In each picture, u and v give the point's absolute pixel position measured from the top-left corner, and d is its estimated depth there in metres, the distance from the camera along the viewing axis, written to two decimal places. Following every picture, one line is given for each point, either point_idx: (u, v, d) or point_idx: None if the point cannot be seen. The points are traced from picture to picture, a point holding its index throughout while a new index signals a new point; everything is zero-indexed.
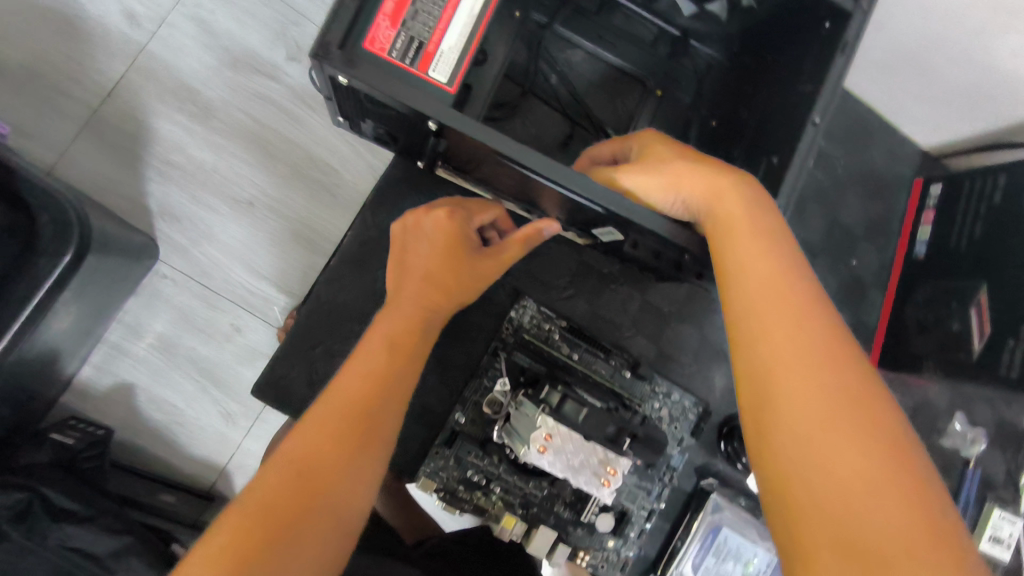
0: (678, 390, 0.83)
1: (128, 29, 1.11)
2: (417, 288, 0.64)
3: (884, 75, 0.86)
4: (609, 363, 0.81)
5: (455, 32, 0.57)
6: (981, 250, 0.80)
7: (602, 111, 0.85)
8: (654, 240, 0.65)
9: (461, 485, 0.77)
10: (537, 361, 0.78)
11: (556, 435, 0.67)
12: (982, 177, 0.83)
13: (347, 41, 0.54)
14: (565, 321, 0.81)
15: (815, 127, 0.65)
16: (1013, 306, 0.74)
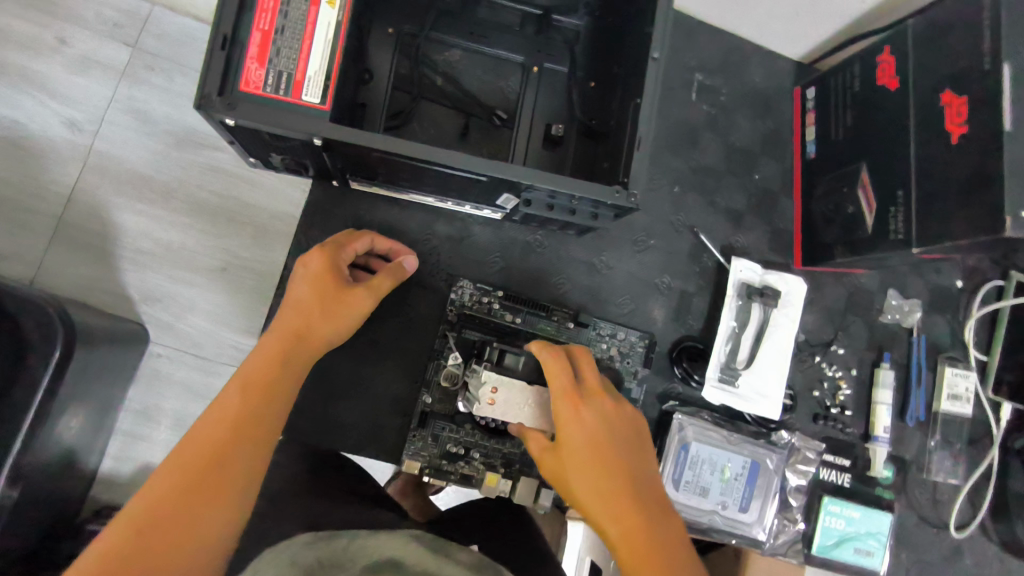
0: (623, 330, 0.87)
1: (71, 135, 1.07)
2: (287, 319, 0.69)
3: (734, 5, 0.93)
4: (552, 320, 0.85)
5: (316, 58, 0.64)
6: (856, 135, 0.87)
7: (490, 98, 0.92)
8: (542, 192, 0.72)
9: (443, 460, 0.82)
10: (484, 331, 0.84)
11: (501, 387, 0.73)
12: (843, 71, 0.90)
13: (225, 87, 0.62)
14: (502, 290, 0.86)
15: (655, 62, 0.74)
16: (891, 176, 0.81)
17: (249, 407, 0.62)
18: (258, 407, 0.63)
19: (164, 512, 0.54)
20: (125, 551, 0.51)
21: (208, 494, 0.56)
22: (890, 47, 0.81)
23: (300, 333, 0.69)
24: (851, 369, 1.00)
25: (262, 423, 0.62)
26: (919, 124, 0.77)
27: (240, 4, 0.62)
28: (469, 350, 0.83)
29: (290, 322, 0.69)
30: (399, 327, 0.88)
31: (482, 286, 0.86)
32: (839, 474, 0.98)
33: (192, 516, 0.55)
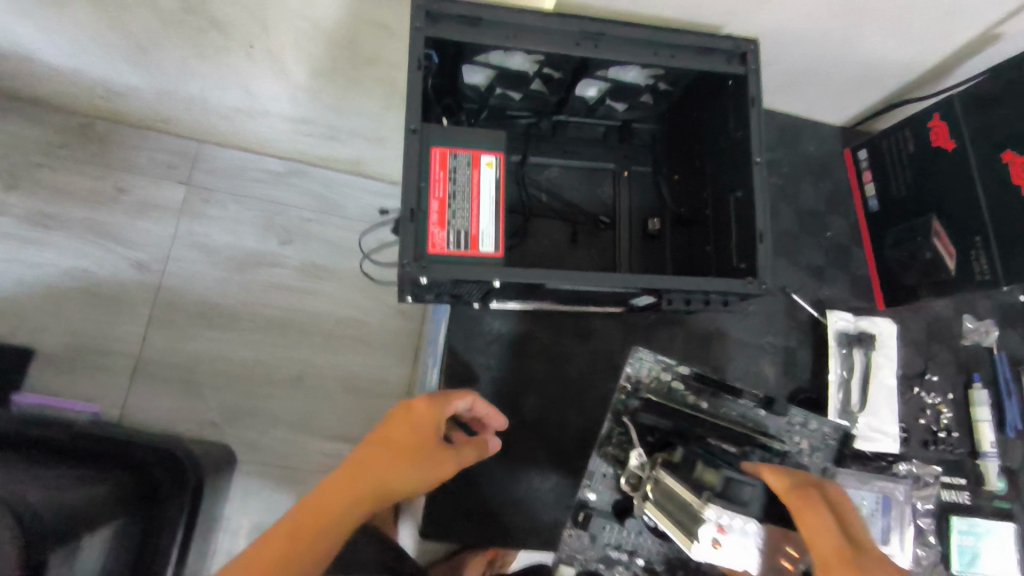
0: (815, 422, 0.97)
1: (139, 275, 1.50)
2: (374, 458, 0.72)
3: (784, 91, 1.07)
4: (741, 404, 0.95)
5: (484, 214, 0.75)
6: (919, 191, 0.99)
7: (589, 204, 1.03)
8: (681, 292, 0.82)
9: (599, 563, 0.92)
10: (663, 416, 0.92)
11: (728, 524, 0.66)
12: (894, 135, 1.03)
13: (416, 250, 0.72)
14: (684, 367, 0.95)
15: (759, 165, 0.85)
16: (965, 225, 0.92)
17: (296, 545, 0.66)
18: (302, 548, 0.66)
19: None
20: None
21: None
22: (940, 115, 0.94)
23: (382, 480, 0.71)
24: (948, 393, 1.09)
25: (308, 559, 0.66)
26: (984, 178, 0.89)
27: (419, 178, 0.73)
28: (650, 434, 0.90)
29: (373, 463, 0.72)
30: (546, 423, 0.97)
31: (664, 358, 0.95)
32: (959, 492, 1.06)
33: None
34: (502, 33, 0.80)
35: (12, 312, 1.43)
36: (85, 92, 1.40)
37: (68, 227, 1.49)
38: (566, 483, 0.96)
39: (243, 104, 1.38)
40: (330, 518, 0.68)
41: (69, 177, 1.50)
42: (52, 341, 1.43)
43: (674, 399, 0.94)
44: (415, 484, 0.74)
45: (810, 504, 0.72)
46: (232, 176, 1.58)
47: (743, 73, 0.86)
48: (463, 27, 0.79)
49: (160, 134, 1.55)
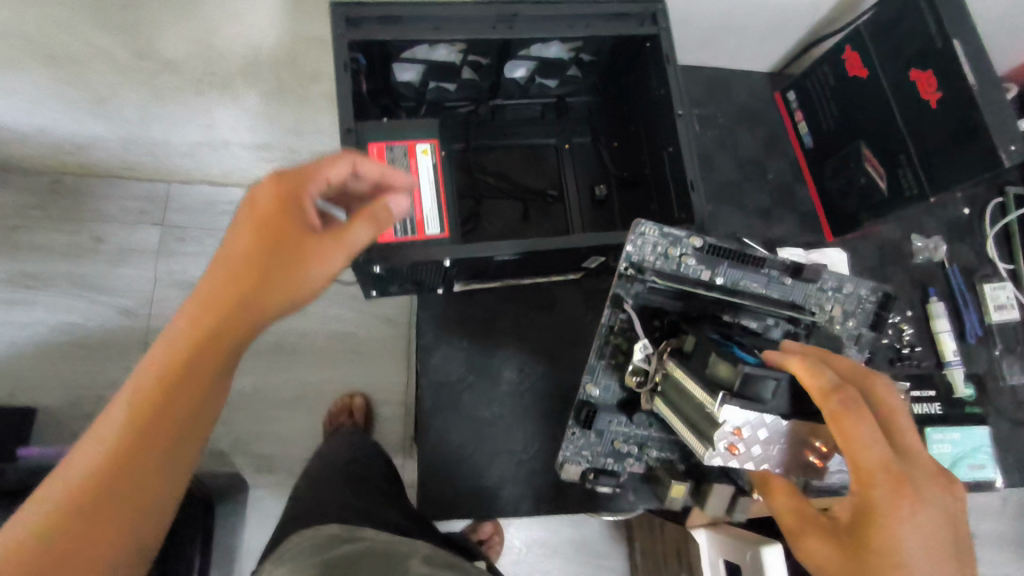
0: (852, 286, 0.90)
1: (126, 320, 1.54)
2: (233, 256, 0.62)
3: (706, 46, 1.11)
4: (763, 274, 0.87)
5: (427, 197, 0.79)
6: (846, 121, 1.03)
7: (537, 180, 1.07)
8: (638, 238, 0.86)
9: (608, 458, 0.92)
10: (668, 298, 0.88)
11: (744, 427, 0.71)
12: (815, 72, 1.07)
13: (365, 242, 0.76)
14: (697, 240, 0.84)
15: (683, 116, 0.89)
16: (891, 145, 0.96)
17: (176, 370, 0.57)
18: (189, 363, 0.58)
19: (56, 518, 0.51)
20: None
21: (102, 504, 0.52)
22: (850, 46, 0.98)
23: (250, 274, 0.61)
24: (907, 311, 1.13)
25: (196, 369, 0.58)
26: (899, 99, 0.93)
27: None
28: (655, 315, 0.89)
29: (230, 260, 0.62)
30: (524, 394, 1.01)
31: (672, 233, 0.85)
32: (930, 404, 1.09)
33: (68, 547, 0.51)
34: (423, 27, 0.85)
35: (8, 374, 1.46)
36: (47, 150, 1.44)
37: (51, 284, 1.53)
38: (553, 448, 0.99)
39: (203, 139, 1.42)
40: (178, 360, 0.57)
41: (45, 236, 1.54)
42: (51, 396, 1.47)
43: (686, 274, 0.87)
44: (272, 282, 0.62)
45: (858, 420, 0.68)
46: (202, 212, 1.62)
47: (655, 32, 0.89)
48: (385, 26, 0.84)
49: (126, 181, 1.59)
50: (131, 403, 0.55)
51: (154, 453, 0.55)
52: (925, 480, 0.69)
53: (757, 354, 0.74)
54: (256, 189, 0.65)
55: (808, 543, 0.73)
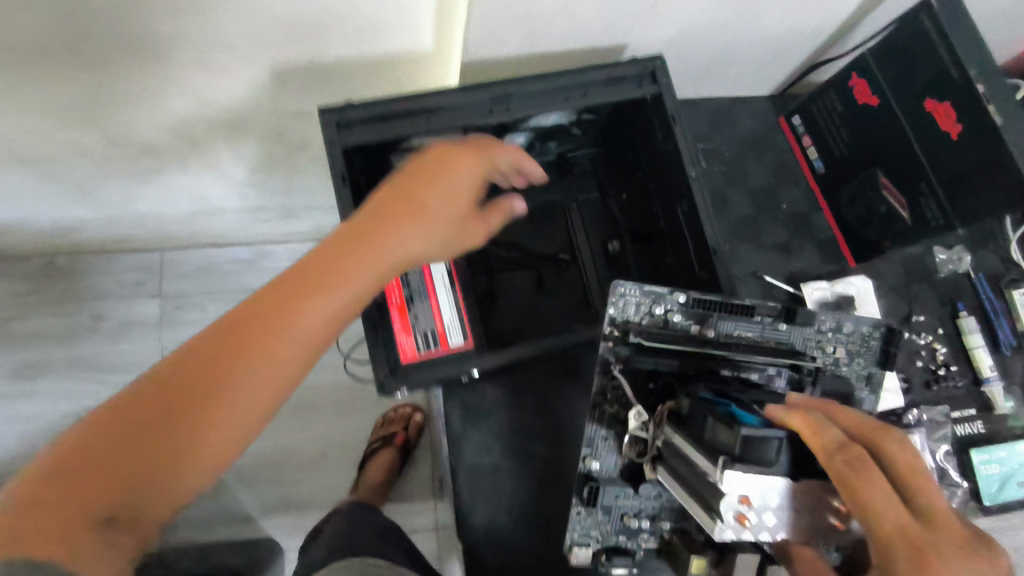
0: (850, 323, 0.89)
1: None
2: (403, 192, 0.66)
3: (705, 80, 1.06)
4: (756, 322, 0.86)
5: (445, 308, 0.79)
6: (859, 147, 0.99)
7: (547, 244, 1.04)
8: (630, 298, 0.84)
9: (619, 535, 0.88)
10: (662, 359, 0.84)
11: (751, 495, 0.65)
12: (822, 97, 1.02)
13: (391, 365, 0.74)
14: (681, 295, 0.85)
15: (696, 178, 0.86)
16: (909, 174, 0.92)
17: (329, 277, 0.60)
18: (342, 274, 0.61)
19: (168, 395, 0.53)
20: (99, 444, 0.51)
21: (215, 395, 0.54)
22: (857, 73, 0.93)
23: (417, 208, 0.66)
24: (937, 328, 1.10)
25: (345, 287, 0.61)
26: (914, 129, 0.88)
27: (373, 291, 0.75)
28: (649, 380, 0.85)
29: (397, 197, 0.66)
30: (557, 465, 0.99)
31: (655, 289, 0.84)
32: (971, 422, 1.08)
33: (168, 433, 0.52)
34: (417, 117, 0.81)
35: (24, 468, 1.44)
36: (37, 234, 1.41)
37: (57, 369, 1.50)
38: None
39: (193, 205, 1.39)
40: (312, 280, 0.59)
41: (45, 321, 1.51)
42: None
43: (674, 331, 0.85)
44: (424, 248, 0.67)
45: (863, 476, 0.63)
46: (201, 278, 1.58)
47: (657, 91, 0.85)
48: (376, 122, 0.79)
49: (119, 255, 1.55)
50: (244, 314, 0.58)
51: (273, 364, 0.57)
52: (954, 551, 0.60)
53: (758, 412, 0.69)
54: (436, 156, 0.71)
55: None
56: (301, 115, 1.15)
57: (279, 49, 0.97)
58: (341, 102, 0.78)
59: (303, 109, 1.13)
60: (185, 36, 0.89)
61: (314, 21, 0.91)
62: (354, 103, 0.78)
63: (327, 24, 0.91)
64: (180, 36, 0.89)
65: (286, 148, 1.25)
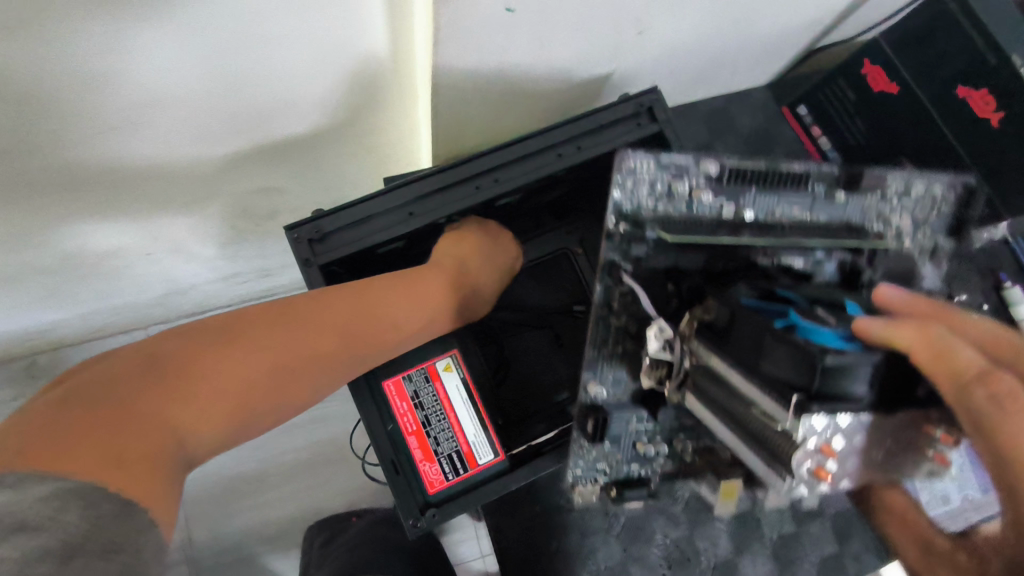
0: (921, 185, 0.80)
1: None
2: (444, 272, 0.77)
3: (699, 85, 0.96)
4: (808, 196, 0.79)
5: (467, 424, 0.75)
6: (878, 136, 0.89)
7: (553, 300, 0.95)
8: (640, 189, 0.77)
9: (631, 463, 0.81)
10: (687, 255, 0.77)
11: (828, 441, 0.52)
12: (829, 84, 0.93)
13: (419, 501, 0.72)
14: (711, 166, 0.77)
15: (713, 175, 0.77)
16: (940, 163, 0.83)
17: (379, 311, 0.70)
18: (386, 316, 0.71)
19: (219, 361, 0.59)
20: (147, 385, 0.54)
21: (252, 385, 0.60)
22: (870, 60, 0.85)
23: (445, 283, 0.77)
24: (983, 305, 1.03)
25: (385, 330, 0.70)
26: (944, 118, 0.80)
27: (384, 422, 0.73)
28: (671, 278, 0.78)
29: (437, 275, 0.76)
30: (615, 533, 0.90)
31: (674, 162, 0.77)
32: None
33: (205, 388, 0.57)
34: (397, 212, 0.73)
35: None
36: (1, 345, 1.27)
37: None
38: None
39: (165, 289, 1.26)
40: (347, 310, 0.67)
41: None
42: None
43: (702, 213, 0.78)
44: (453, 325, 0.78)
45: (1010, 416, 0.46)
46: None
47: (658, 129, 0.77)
48: (354, 228, 0.73)
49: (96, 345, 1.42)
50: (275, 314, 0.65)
51: (305, 374, 0.64)
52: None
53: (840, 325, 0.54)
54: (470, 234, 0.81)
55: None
56: (266, 190, 1.03)
57: (230, 139, 0.85)
58: (311, 216, 0.71)
59: (268, 185, 1.01)
60: (117, 134, 0.76)
61: (265, 103, 0.80)
62: (324, 214, 0.71)
63: (276, 106, 0.81)
64: (111, 132, 0.76)
65: (254, 224, 1.13)
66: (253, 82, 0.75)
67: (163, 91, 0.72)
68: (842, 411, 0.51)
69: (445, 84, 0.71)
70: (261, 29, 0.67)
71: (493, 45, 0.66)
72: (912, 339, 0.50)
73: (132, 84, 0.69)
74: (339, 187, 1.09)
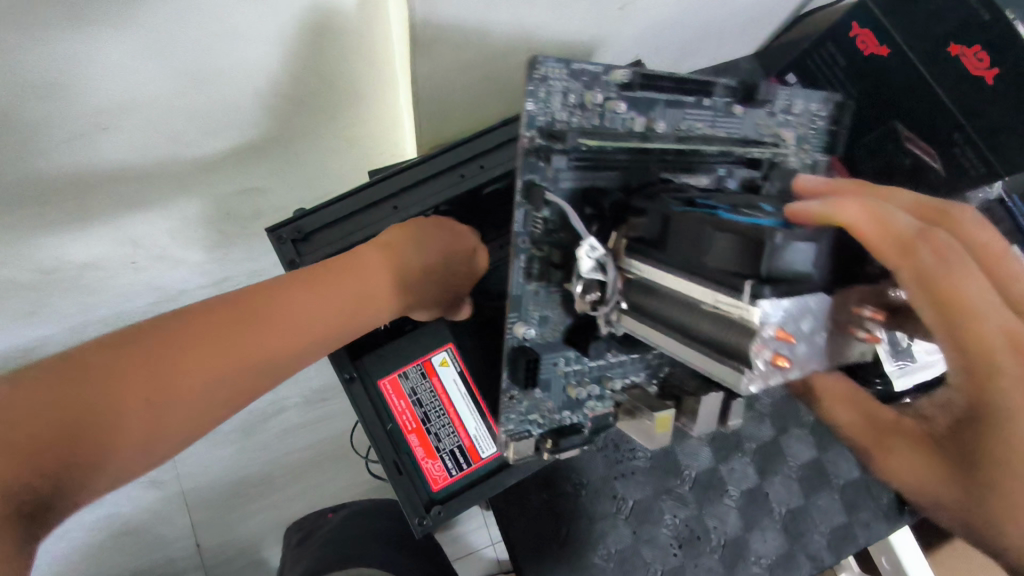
0: (800, 104, 0.78)
1: None
2: (394, 255, 0.66)
3: (686, 60, 0.95)
4: (709, 109, 0.71)
5: (468, 418, 0.74)
6: (871, 101, 0.88)
7: None
8: (558, 101, 0.62)
9: (562, 412, 0.71)
10: (600, 172, 0.64)
11: (788, 319, 0.47)
12: (818, 51, 0.91)
13: (424, 499, 0.71)
14: (621, 71, 0.64)
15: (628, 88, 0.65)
16: (935, 124, 0.82)
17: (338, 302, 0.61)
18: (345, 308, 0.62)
19: (157, 371, 0.50)
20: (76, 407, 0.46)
21: (200, 393, 0.52)
22: (859, 23, 0.84)
23: (397, 268, 0.66)
24: None
25: (344, 326, 0.61)
26: (938, 79, 0.79)
27: (384, 422, 0.72)
28: (591, 200, 0.63)
29: (380, 258, 0.65)
30: (624, 516, 0.89)
31: (585, 68, 0.62)
32: None
33: (144, 404, 0.49)
34: (381, 206, 0.72)
35: None
36: None
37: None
38: (674, 560, 0.89)
39: None
40: (301, 300, 0.59)
41: None
42: None
43: (615, 125, 0.66)
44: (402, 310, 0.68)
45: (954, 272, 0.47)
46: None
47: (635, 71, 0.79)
48: (338, 227, 0.71)
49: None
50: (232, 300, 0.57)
51: (260, 373, 0.56)
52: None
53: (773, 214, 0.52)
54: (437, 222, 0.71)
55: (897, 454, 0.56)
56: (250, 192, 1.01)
57: (204, 141, 0.83)
58: (290, 216, 0.69)
59: (252, 184, 0.99)
60: (88, 138, 0.74)
61: (240, 101, 0.78)
62: (305, 213, 0.69)
63: (257, 102, 0.79)
64: (80, 137, 0.73)
65: (241, 226, 1.10)
66: (224, 79, 0.73)
67: (132, 92, 0.69)
68: (797, 290, 0.47)
69: (427, 73, 0.71)
70: (227, 23, 0.66)
71: (473, 30, 0.64)
72: (852, 216, 0.49)
73: (99, 83, 0.67)
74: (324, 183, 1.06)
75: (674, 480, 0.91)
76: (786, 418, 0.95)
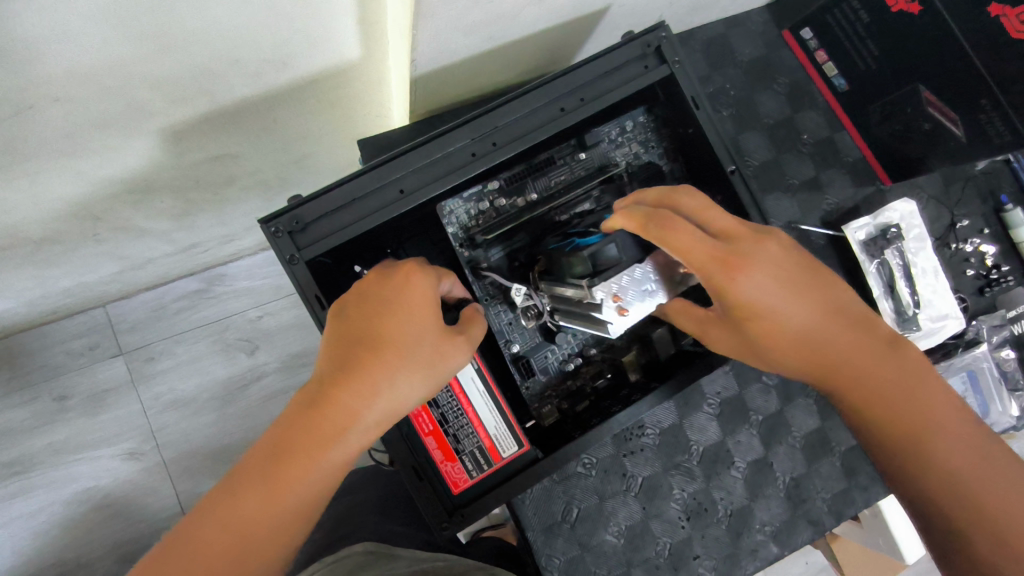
0: (628, 120, 0.75)
1: (125, 488, 1.29)
2: (361, 343, 0.57)
3: (700, 14, 0.89)
4: (566, 164, 0.75)
5: (487, 418, 0.70)
6: (894, 59, 0.84)
7: None
8: (465, 214, 0.73)
9: (565, 382, 0.78)
10: (515, 238, 0.75)
11: (618, 289, 0.59)
12: (838, 6, 0.86)
13: (446, 503, 0.70)
14: (495, 180, 0.73)
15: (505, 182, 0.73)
16: (960, 89, 0.78)
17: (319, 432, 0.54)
18: (332, 431, 0.54)
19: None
20: None
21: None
22: None
23: (372, 354, 0.56)
24: (983, 230, 1.02)
25: (341, 447, 0.54)
26: (971, 41, 0.74)
27: (401, 427, 0.69)
28: (512, 258, 0.76)
29: (351, 354, 0.57)
30: (633, 490, 0.89)
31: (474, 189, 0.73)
32: None
33: None
34: (386, 190, 0.64)
35: None
36: None
37: (44, 463, 1.27)
38: (681, 532, 0.89)
39: (121, 265, 1.14)
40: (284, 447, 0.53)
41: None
42: None
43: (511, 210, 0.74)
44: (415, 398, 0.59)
45: (667, 229, 0.57)
46: (158, 321, 1.33)
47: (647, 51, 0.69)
48: (336, 215, 0.64)
49: (56, 323, 1.28)
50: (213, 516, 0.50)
51: (276, 533, 0.52)
52: (749, 244, 0.59)
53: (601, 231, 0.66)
54: (379, 276, 0.61)
55: (715, 339, 0.64)
56: (220, 157, 0.91)
57: (172, 107, 0.74)
58: (288, 204, 0.63)
59: (224, 150, 0.90)
60: (36, 111, 0.64)
61: (209, 64, 0.68)
62: (301, 201, 0.63)
63: (223, 68, 0.70)
64: (25, 102, 0.62)
65: (214, 191, 1.02)
66: (187, 44, 0.63)
67: (89, 57, 0.60)
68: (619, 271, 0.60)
69: (427, 43, 0.63)
70: None
71: None
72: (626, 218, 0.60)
73: (44, 49, 0.57)
74: (303, 142, 0.97)
75: (682, 455, 0.90)
76: (792, 390, 0.94)
